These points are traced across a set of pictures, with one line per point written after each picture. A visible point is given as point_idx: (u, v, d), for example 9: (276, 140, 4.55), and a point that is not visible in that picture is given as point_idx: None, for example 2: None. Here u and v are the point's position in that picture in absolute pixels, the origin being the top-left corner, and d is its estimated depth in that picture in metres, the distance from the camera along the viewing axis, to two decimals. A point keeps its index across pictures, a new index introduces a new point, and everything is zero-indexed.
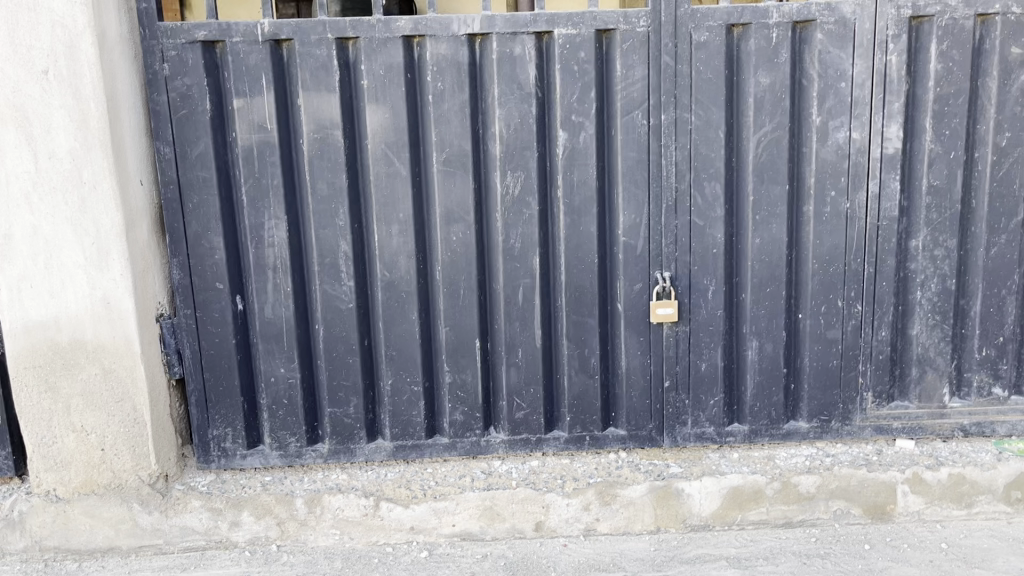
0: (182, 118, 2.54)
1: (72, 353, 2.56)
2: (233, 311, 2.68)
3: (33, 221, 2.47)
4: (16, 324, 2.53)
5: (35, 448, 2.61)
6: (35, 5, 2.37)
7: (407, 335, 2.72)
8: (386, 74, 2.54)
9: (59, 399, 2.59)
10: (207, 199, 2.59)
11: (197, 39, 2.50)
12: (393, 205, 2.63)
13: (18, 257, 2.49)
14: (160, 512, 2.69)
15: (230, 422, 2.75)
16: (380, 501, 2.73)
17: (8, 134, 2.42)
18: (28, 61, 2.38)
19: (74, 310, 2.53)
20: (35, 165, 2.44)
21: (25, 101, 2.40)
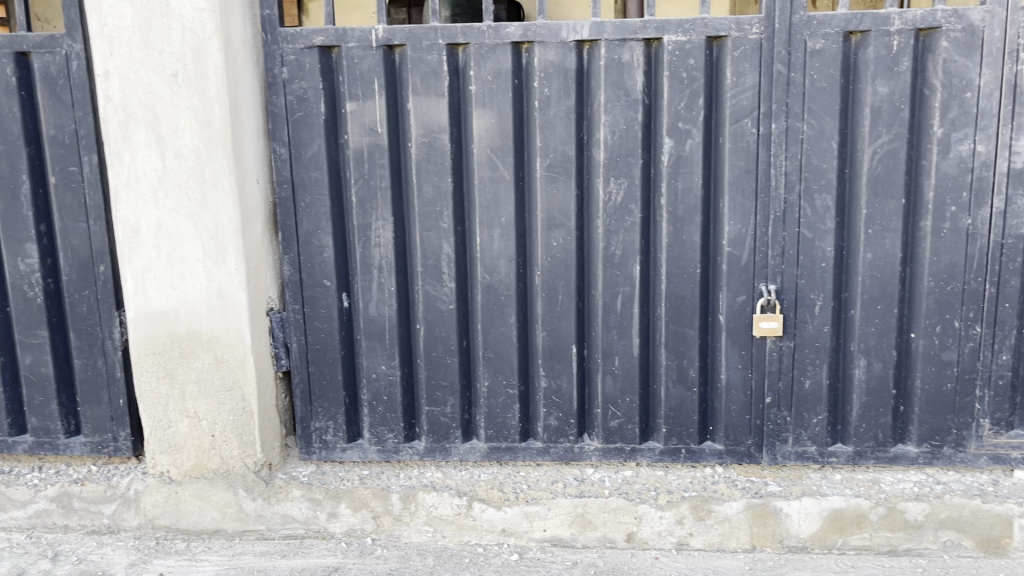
0: (298, 120, 2.64)
1: (188, 342, 2.69)
2: (338, 308, 2.76)
3: (159, 216, 2.62)
4: (140, 312, 2.68)
5: (153, 431, 2.76)
6: (167, 11, 2.49)
7: (505, 338, 2.74)
8: (494, 80, 2.57)
9: (175, 385, 2.73)
10: (318, 198, 2.68)
11: (314, 44, 2.59)
12: (495, 209, 2.65)
13: (144, 250, 2.64)
14: (262, 499, 2.79)
15: (332, 415, 2.83)
16: (473, 502, 2.76)
17: (140, 133, 2.57)
18: (160, 64, 2.52)
19: (191, 302, 2.66)
20: (163, 162, 2.58)
21: (155, 103, 2.55)
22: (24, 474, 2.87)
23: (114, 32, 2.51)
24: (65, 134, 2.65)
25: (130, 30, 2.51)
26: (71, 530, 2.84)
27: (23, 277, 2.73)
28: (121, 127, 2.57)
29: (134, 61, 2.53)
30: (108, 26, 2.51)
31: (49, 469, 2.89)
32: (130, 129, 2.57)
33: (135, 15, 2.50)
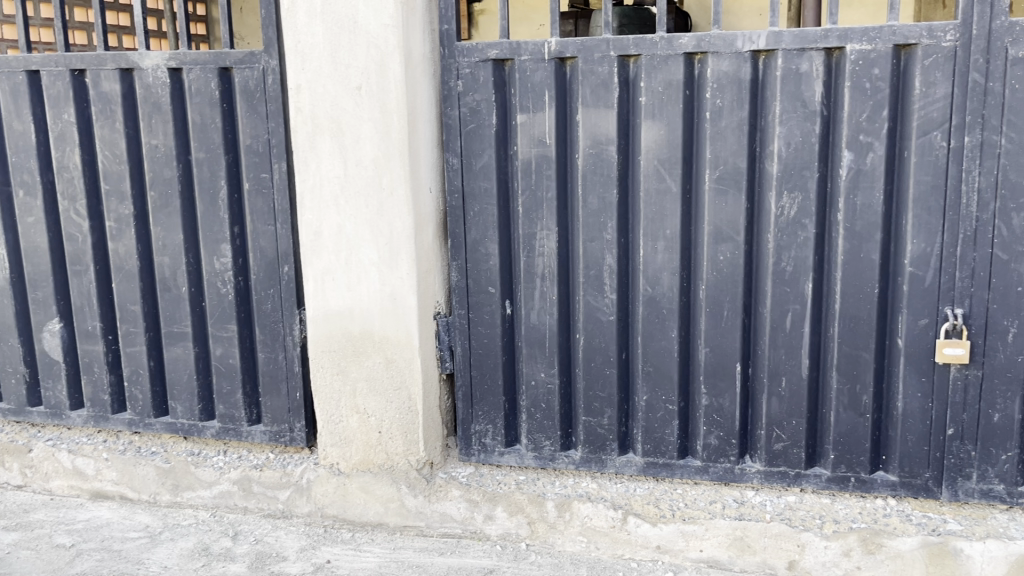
0: (470, 131, 2.72)
1: (361, 341, 2.83)
2: (501, 315, 2.82)
3: (339, 221, 2.77)
4: (318, 312, 2.85)
5: (325, 424, 2.92)
6: (355, 28, 2.64)
7: (666, 351, 2.70)
8: (665, 91, 2.55)
9: (347, 381, 2.87)
10: (486, 208, 2.75)
11: (489, 58, 2.66)
12: (661, 221, 2.63)
13: (324, 252, 2.80)
14: (423, 497, 2.89)
15: (492, 419, 2.89)
16: (628, 516, 2.75)
17: (326, 143, 2.73)
18: (346, 78, 2.67)
19: (365, 303, 2.80)
20: (345, 170, 2.73)
21: (341, 114, 2.70)
22: (211, 456, 3.10)
23: (306, 48, 2.68)
24: (259, 143, 2.84)
25: (320, 46, 2.67)
26: (249, 512, 3.04)
27: (217, 275, 2.96)
28: (309, 137, 2.74)
29: (323, 75, 2.69)
30: (301, 43, 2.69)
31: (232, 454, 3.10)
32: (316, 139, 2.74)
33: (325, 32, 2.66)
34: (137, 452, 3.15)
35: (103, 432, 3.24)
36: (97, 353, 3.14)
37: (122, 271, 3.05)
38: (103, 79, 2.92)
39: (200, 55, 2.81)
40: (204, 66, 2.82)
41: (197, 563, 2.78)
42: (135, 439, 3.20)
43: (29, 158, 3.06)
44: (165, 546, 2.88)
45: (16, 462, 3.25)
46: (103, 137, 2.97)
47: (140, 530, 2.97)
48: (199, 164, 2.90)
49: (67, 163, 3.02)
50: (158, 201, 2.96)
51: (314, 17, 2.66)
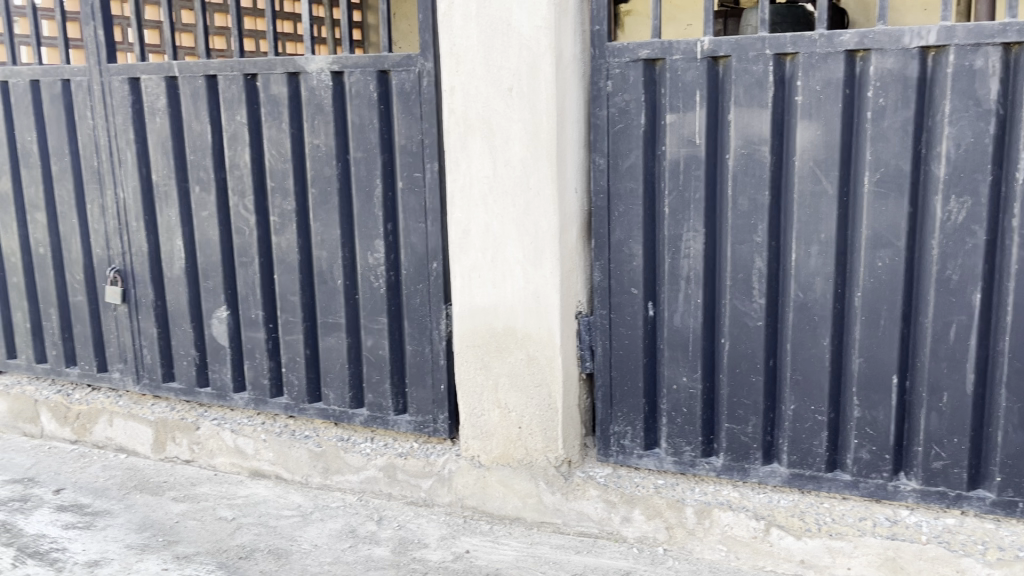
0: (618, 131, 2.71)
1: (504, 338, 2.89)
2: (644, 316, 2.80)
3: (487, 219, 2.83)
4: (465, 308, 2.93)
5: (468, 417, 2.99)
6: (508, 30, 2.68)
7: (817, 360, 2.60)
8: (823, 90, 2.46)
9: (490, 377, 2.93)
10: (632, 208, 2.74)
11: (640, 58, 2.64)
12: (814, 225, 2.54)
13: (471, 250, 2.87)
14: (561, 494, 2.91)
15: (631, 421, 2.88)
16: (771, 527, 2.67)
17: (477, 144, 2.80)
18: (499, 80, 2.72)
19: (510, 301, 2.85)
20: (494, 170, 2.79)
21: (492, 115, 2.75)
22: (359, 442, 3.23)
23: (460, 51, 2.76)
24: (413, 144, 2.94)
25: (474, 49, 2.74)
26: (393, 499, 3.16)
27: (371, 269, 3.09)
28: (461, 137, 2.82)
29: (476, 77, 2.76)
30: (456, 46, 2.77)
31: (379, 441, 3.22)
32: (468, 139, 2.81)
33: (479, 35, 2.72)
34: (292, 434, 3.33)
35: (262, 415, 3.45)
36: (259, 339, 3.35)
37: (284, 264, 3.24)
38: (273, 83, 3.11)
39: (361, 59, 2.94)
40: (365, 69, 2.95)
41: (344, 543, 2.90)
42: (290, 422, 3.38)
43: (205, 157, 3.29)
44: (316, 525, 3.02)
45: (185, 438, 3.50)
46: (270, 137, 3.16)
47: (293, 509, 3.13)
48: (357, 163, 3.04)
49: (238, 161, 3.23)
50: (319, 198, 3.12)
51: (469, 20, 2.74)
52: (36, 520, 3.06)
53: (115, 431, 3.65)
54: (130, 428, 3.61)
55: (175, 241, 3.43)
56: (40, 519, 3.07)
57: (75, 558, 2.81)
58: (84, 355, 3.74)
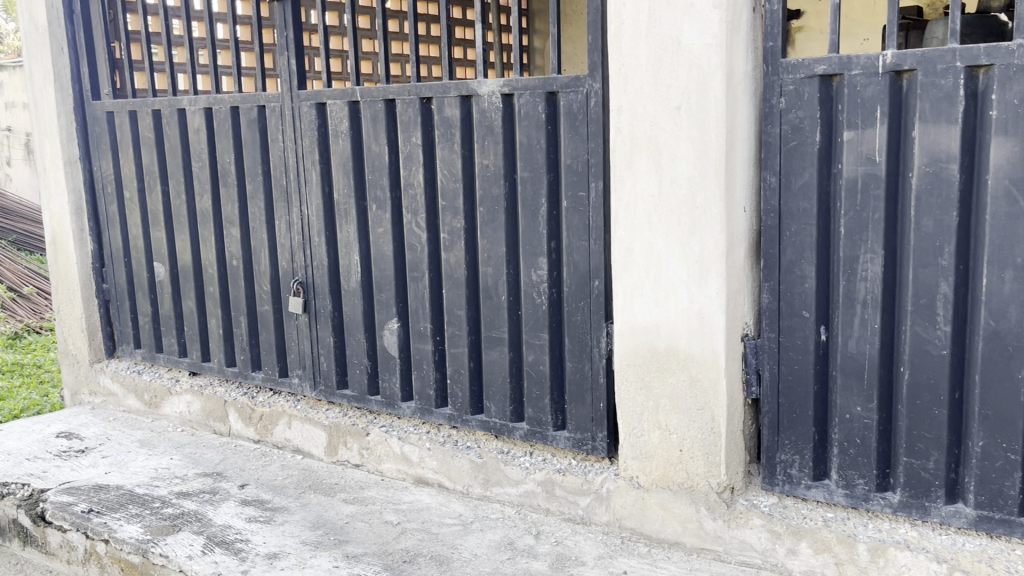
0: (791, 148, 2.63)
1: (666, 358, 2.85)
2: (816, 341, 2.69)
3: (651, 238, 2.81)
4: (626, 326, 2.92)
5: (627, 436, 2.98)
6: (678, 49, 2.65)
7: (1010, 395, 2.38)
8: (1021, 104, 2.26)
9: (651, 397, 2.90)
10: (805, 228, 2.64)
11: (816, 73, 2.55)
12: (1010, 247, 2.33)
13: (635, 268, 2.86)
14: (723, 521, 2.83)
15: (799, 450, 2.77)
16: (954, 571, 2.48)
17: (643, 162, 2.78)
18: (667, 98, 2.69)
19: (673, 321, 2.81)
20: (659, 189, 2.76)
21: (658, 134, 2.73)
22: (519, 456, 3.28)
23: (629, 71, 2.76)
24: (579, 163, 2.97)
25: (643, 68, 2.73)
26: (551, 514, 3.18)
27: (534, 286, 3.15)
28: (627, 156, 2.81)
29: (644, 96, 2.74)
30: (625, 65, 2.77)
31: (538, 456, 3.26)
32: (634, 158, 2.80)
33: (649, 54, 2.71)
34: (455, 445, 3.43)
35: (427, 424, 3.57)
36: (426, 351, 3.49)
37: (452, 279, 3.36)
38: (447, 105, 3.24)
39: (530, 81, 3.01)
40: (534, 91, 3.02)
41: (503, 555, 2.94)
42: (453, 433, 3.49)
43: (382, 177, 3.47)
44: (476, 535, 3.08)
45: (356, 443, 3.68)
46: (442, 158, 3.30)
47: (455, 517, 3.22)
48: (523, 182, 3.12)
49: (412, 180, 3.39)
50: (487, 216, 3.22)
51: (638, 39, 2.73)
52: (223, 511, 3.31)
53: (293, 433, 3.89)
54: (306, 431, 3.83)
55: (352, 256, 3.63)
56: (226, 511, 3.32)
57: (257, 549, 3.01)
58: (269, 361, 4.02)
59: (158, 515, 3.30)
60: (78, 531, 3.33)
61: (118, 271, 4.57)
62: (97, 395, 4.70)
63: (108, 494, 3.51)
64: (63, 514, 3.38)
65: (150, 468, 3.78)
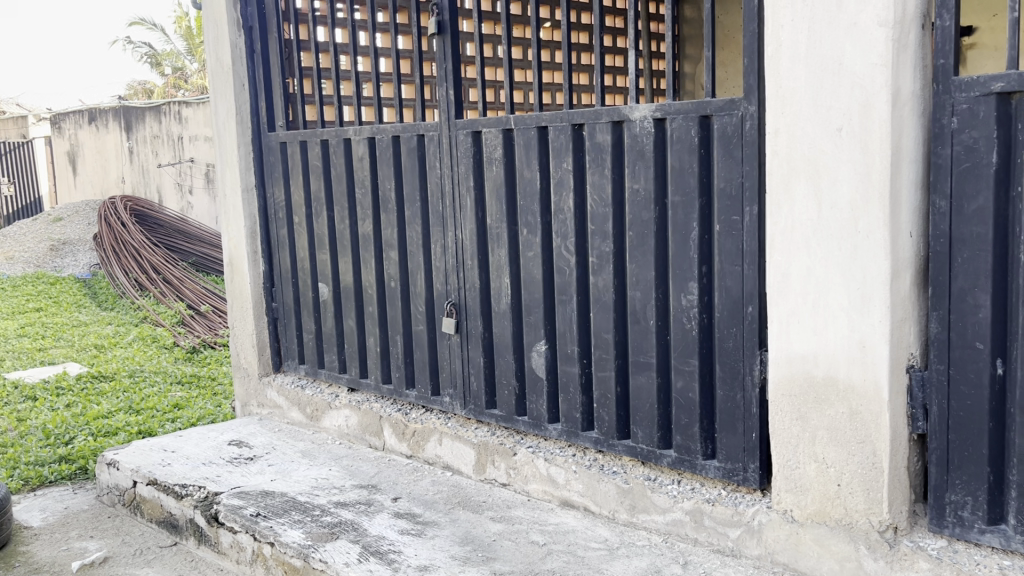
0: (964, 171, 2.45)
1: (825, 388, 2.74)
2: (991, 375, 2.49)
3: (809, 263, 2.73)
4: (781, 354, 2.84)
5: (781, 468, 2.88)
6: (839, 69, 2.57)
7: None
8: None
9: (808, 428, 2.80)
10: (978, 255, 2.46)
11: (993, 91, 2.37)
12: None
13: (792, 293, 2.79)
14: (885, 562, 2.67)
15: (971, 491, 2.56)
16: None
17: (801, 185, 2.71)
18: (827, 120, 2.62)
19: (832, 349, 2.70)
20: (818, 213, 2.68)
21: (818, 156, 2.66)
22: (666, 483, 3.24)
23: (787, 93, 2.71)
24: (732, 187, 2.93)
25: (802, 90, 2.67)
26: (699, 544, 3.11)
27: (685, 311, 3.12)
28: (785, 180, 2.75)
29: (803, 119, 2.68)
30: (783, 88, 2.72)
31: (686, 484, 3.20)
32: (792, 181, 2.74)
33: (808, 76, 2.65)
34: (601, 469, 3.43)
35: (574, 447, 3.59)
36: (574, 374, 3.52)
37: (600, 303, 3.38)
38: (598, 131, 3.28)
39: (683, 105, 3.00)
40: (687, 115, 3.00)
41: None
42: (599, 457, 3.49)
43: (533, 202, 3.55)
44: (622, 560, 3.05)
45: (504, 462, 3.74)
46: (593, 183, 3.33)
47: (601, 542, 3.20)
48: (674, 207, 3.10)
49: (562, 206, 3.45)
50: (636, 240, 3.23)
51: (797, 61, 2.67)
52: (378, 522, 3.45)
53: (443, 450, 4.00)
54: (456, 448, 3.94)
55: (503, 279, 3.72)
56: (380, 522, 3.45)
57: (408, 561, 3.11)
58: (422, 380, 4.18)
59: (319, 523, 3.48)
60: (247, 533, 3.56)
61: (286, 291, 4.88)
62: (265, 407, 5.01)
63: (274, 501, 3.73)
64: (234, 517, 3.63)
65: (311, 478, 3.99)
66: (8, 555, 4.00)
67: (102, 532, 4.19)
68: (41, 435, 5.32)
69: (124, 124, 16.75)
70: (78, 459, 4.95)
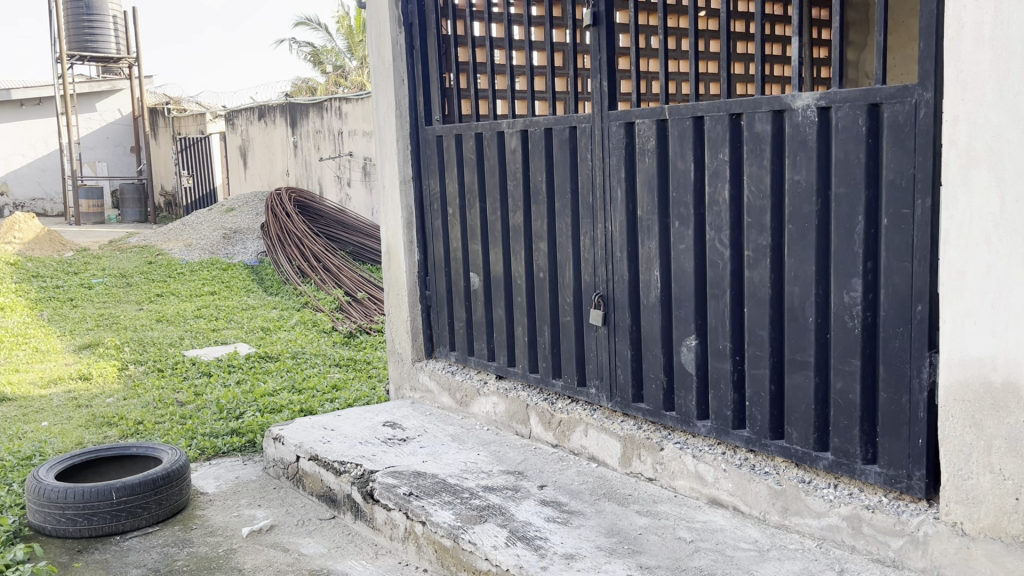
0: None
1: (1004, 395, 2.54)
2: None
3: (989, 259, 2.54)
4: (954, 356, 2.66)
5: (951, 478, 2.70)
6: None
7: None
8: None
9: (982, 436, 2.61)
10: None
11: None
12: None
13: (969, 293, 2.60)
14: None
15: None
16: None
17: (982, 177, 2.53)
18: (1015, 106, 2.43)
19: (1013, 352, 2.50)
20: (1001, 206, 2.49)
21: (1002, 145, 2.47)
22: (822, 487, 3.11)
23: (969, 78, 2.53)
24: (903, 179, 2.77)
25: (986, 75, 2.49)
26: (857, 553, 2.97)
27: (847, 309, 2.99)
28: (962, 170, 2.57)
29: (986, 105, 2.50)
30: (964, 72, 2.54)
31: (844, 489, 3.06)
32: (971, 173, 2.55)
33: (993, 59, 2.46)
34: (752, 468, 3.34)
35: (723, 445, 3.52)
36: (725, 370, 3.45)
37: (755, 298, 3.30)
38: (757, 121, 3.19)
39: (850, 93, 2.87)
40: (854, 103, 2.87)
41: None
42: (750, 456, 3.40)
43: (686, 193, 3.50)
44: (774, 563, 2.96)
45: (650, 457, 3.71)
46: (750, 174, 3.24)
47: (751, 542, 3.13)
48: (839, 199, 2.97)
49: (717, 197, 3.37)
50: (796, 234, 3.12)
51: (981, 44, 2.49)
52: (524, 508, 3.51)
53: (589, 441, 4.01)
54: (602, 440, 3.94)
55: (653, 271, 3.69)
56: (527, 508, 3.51)
57: (554, 548, 3.15)
58: (570, 371, 4.21)
59: (468, 505, 3.58)
60: (400, 511, 3.71)
61: (438, 279, 5.03)
62: (417, 391, 5.19)
63: (425, 481, 3.87)
64: (388, 494, 3.79)
65: (460, 461, 4.10)
66: (186, 518, 4.34)
67: (269, 502, 4.48)
68: (216, 409, 5.75)
69: (290, 120, 17.73)
70: (248, 433, 5.32)
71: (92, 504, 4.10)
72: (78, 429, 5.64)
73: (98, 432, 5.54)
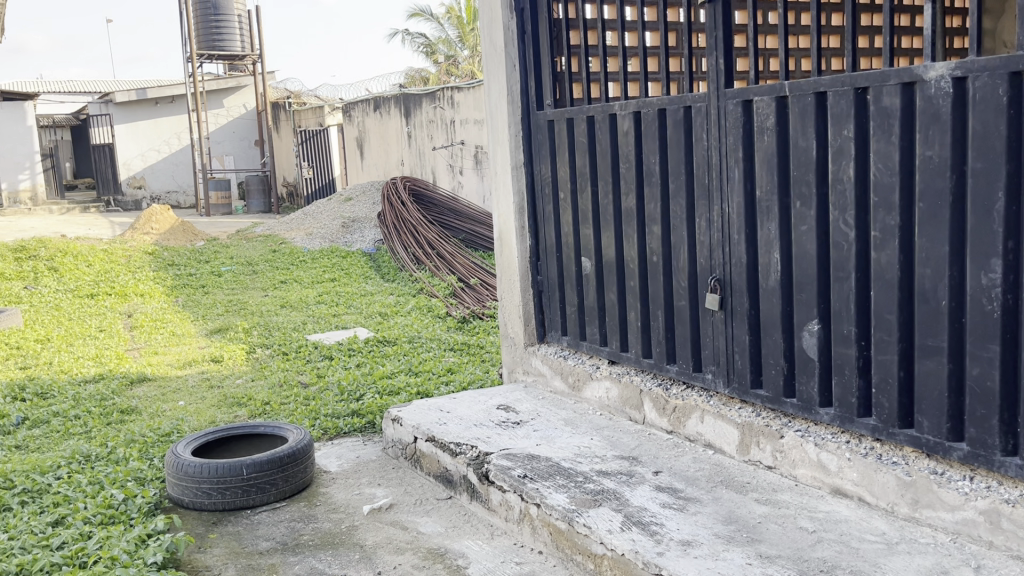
0: None
1: None
2: None
3: None
4: None
5: None
6: None
7: None
8: None
9: None
10: None
11: None
12: None
13: None
14: None
15: None
16: None
17: None
18: None
19: None
20: None
21: None
22: (956, 479, 2.95)
23: None
24: None
25: None
26: (995, 549, 2.81)
27: (984, 291, 2.81)
28: None
29: None
30: None
31: (980, 482, 2.89)
32: None
33: None
34: (879, 458, 3.21)
35: (847, 433, 3.39)
36: (850, 356, 3.32)
37: (883, 281, 3.15)
38: (885, 94, 3.04)
39: (990, 61, 2.69)
40: (994, 72, 2.69)
41: None
42: (877, 446, 3.26)
43: (808, 173, 3.38)
44: (903, 556, 2.84)
45: (769, 444, 3.62)
46: (878, 150, 3.10)
47: (878, 535, 3.00)
48: (975, 174, 2.79)
49: (842, 175, 3.24)
50: (927, 213, 2.96)
51: None
52: (639, 494, 3.48)
53: (705, 427, 3.95)
54: (718, 427, 3.87)
55: (773, 254, 3.59)
56: (642, 494, 3.49)
57: (671, 534, 3.12)
58: (684, 356, 4.15)
59: (582, 489, 3.59)
60: (514, 493, 3.76)
61: (550, 265, 5.05)
62: (530, 375, 5.22)
63: (540, 464, 3.90)
64: (504, 476, 3.84)
65: (574, 445, 4.11)
66: (311, 495, 4.53)
67: (388, 481, 4.63)
68: (338, 391, 5.97)
69: (404, 111, 18.11)
70: (368, 414, 5.49)
71: (224, 478, 4.34)
72: (211, 409, 5.97)
73: (229, 412, 5.85)
